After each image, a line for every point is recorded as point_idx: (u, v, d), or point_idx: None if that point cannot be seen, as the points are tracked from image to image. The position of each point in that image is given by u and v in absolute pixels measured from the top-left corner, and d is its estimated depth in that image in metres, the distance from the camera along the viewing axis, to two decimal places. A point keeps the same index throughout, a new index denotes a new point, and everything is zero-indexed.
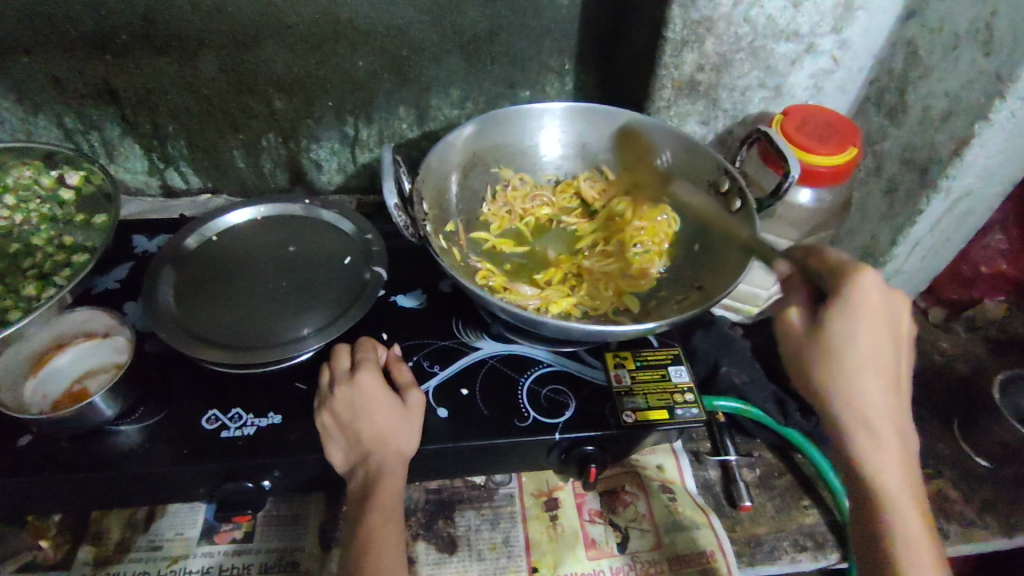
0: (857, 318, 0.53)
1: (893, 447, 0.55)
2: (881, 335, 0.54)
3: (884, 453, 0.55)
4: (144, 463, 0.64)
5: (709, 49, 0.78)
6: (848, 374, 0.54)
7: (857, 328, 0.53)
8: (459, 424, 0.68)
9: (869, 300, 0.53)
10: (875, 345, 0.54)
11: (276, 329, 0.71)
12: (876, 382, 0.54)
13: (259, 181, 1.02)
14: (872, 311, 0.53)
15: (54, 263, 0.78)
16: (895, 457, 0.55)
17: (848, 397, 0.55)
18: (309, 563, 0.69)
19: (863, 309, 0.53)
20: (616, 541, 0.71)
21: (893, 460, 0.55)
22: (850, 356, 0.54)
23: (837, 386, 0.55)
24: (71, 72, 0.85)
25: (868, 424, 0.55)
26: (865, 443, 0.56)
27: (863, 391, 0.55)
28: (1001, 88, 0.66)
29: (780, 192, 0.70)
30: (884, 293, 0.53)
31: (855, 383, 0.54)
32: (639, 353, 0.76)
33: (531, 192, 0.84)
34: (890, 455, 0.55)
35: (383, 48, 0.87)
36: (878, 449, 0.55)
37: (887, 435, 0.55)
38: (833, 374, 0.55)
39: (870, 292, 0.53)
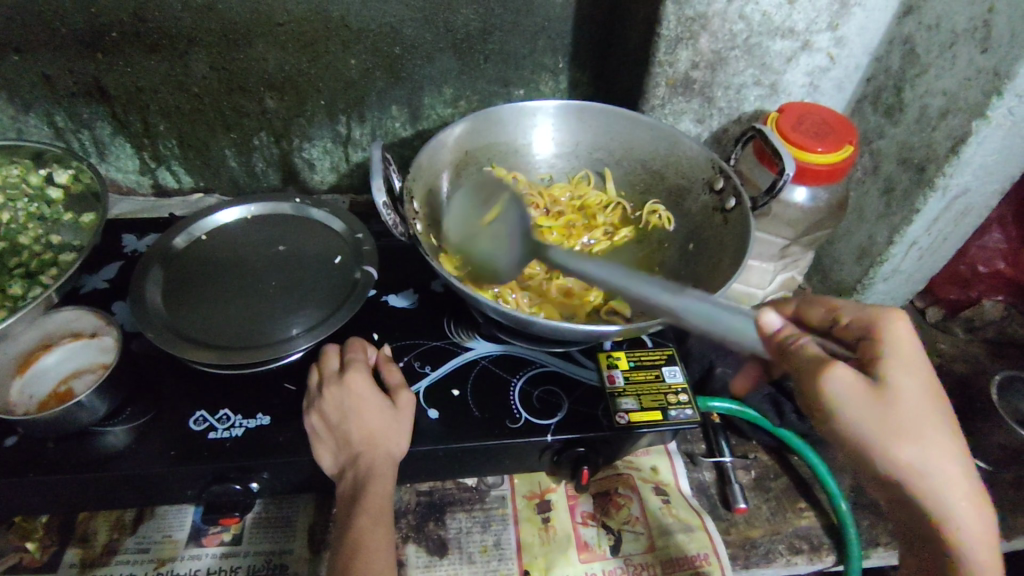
0: (909, 368, 0.47)
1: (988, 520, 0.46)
2: (937, 384, 0.47)
3: (978, 528, 0.46)
4: (129, 465, 0.63)
5: (704, 46, 0.77)
6: (924, 432, 0.45)
7: (911, 376, 0.46)
8: (450, 425, 0.67)
9: (910, 346, 0.48)
10: (936, 395, 0.46)
11: (265, 330, 0.70)
12: (951, 436, 0.46)
13: (251, 180, 1.02)
14: (920, 356, 0.47)
15: (41, 263, 0.78)
16: (987, 528, 0.46)
17: (933, 462, 0.45)
18: (298, 566, 0.68)
19: (909, 356, 0.47)
20: (609, 544, 0.70)
21: (988, 537, 0.46)
22: (919, 411, 0.46)
23: (913, 451, 0.45)
24: (61, 71, 0.84)
25: (951, 490, 0.45)
26: (956, 517, 0.46)
27: (941, 449, 0.45)
28: (999, 85, 0.65)
29: (774, 190, 0.69)
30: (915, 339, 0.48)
31: (930, 443, 0.45)
32: (633, 353, 0.75)
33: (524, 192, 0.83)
34: (982, 530, 0.46)
35: (375, 46, 0.87)
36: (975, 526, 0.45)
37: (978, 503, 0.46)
38: (911, 438, 0.45)
39: (905, 337, 0.48)
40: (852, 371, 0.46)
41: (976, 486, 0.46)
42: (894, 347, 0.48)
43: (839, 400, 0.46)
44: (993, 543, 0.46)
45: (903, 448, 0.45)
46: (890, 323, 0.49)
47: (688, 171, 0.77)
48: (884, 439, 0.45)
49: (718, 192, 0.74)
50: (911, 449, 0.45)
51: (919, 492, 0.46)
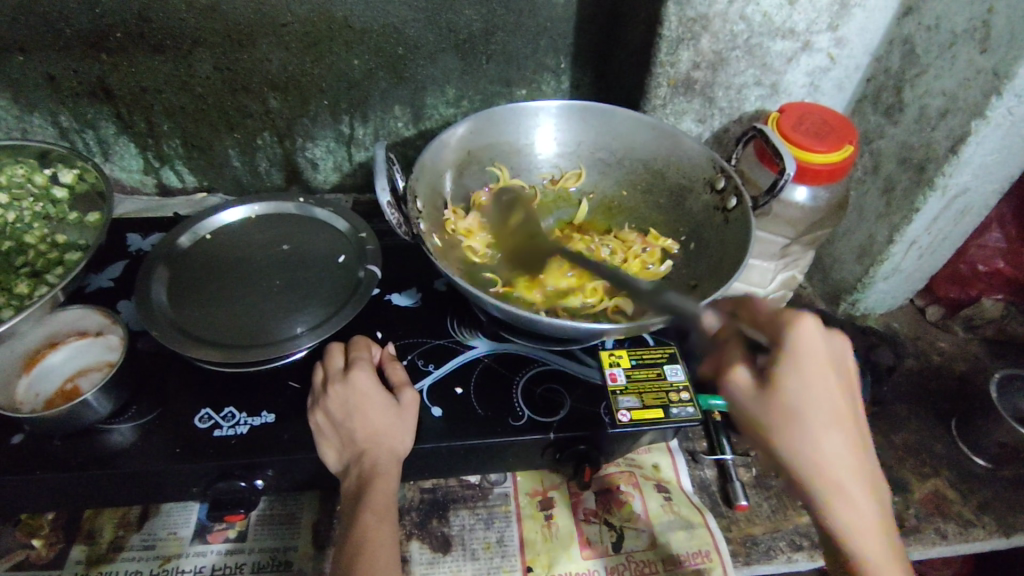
0: (805, 371, 0.50)
1: (869, 509, 0.50)
2: (828, 384, 0.51)
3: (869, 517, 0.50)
4: (135, 463, 0.63)
5: (705, 47, 0.78)
6: (808, 423, 0.50)
7: (808, 377, 0.50)
8: (454, 423, 0.68)
9: (812, 349, 0.51)
10: (827, 393, 0.51)
11: (269, 328, 0.71)
12: (834, 430, 0.50)
13: (255, 180, 1.02)
14: (818, 360, 0.51)
15: (47, 262, 0.78)
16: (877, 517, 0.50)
17: (814, 457, 0.50)
18: (302, 563, 0.69)
19: (809, 359, 0.51)
20: (611, 541, 0.71)
21: (870, 525, 0.50)
22: (803, 406, 0.50)
23: (796, 442, 0.51)
24: (66, 71, 0.85)
25: (838, 477, 0.50)
26: (842, 505, 0.50)
27: (823, 440, 0.50)
28: (998, 85, 0.66)
29: (775, 190, 0.69)
30: (822, 339, 0.51)
31: (809, 438, 0.50)
32: (635, 351, 0.75)
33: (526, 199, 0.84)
34: (870, 518, 0.50)
35: (379, 47, 0.87)
36: (853, 512, 0.50)
37: (861, 496, 0.50)
38: (789, 429, 0.51)
39: (808, 342, 0.51)
40: (748, 372, 0.53)
41: (862, 476, 0.51)
42: (795, 351, 0.51)
43: (735, 399, 0.53)
44: (883, 530, 0.50)
45: (790, 440, 0.51)
46: (795, 323, 0.51)
47: (689, 170, 0.78)
48: (769, 432, 0.52)
49: (719, 193, 0.75)
50: (790, 442, 0.51)
51: (811, 481, 0.51)
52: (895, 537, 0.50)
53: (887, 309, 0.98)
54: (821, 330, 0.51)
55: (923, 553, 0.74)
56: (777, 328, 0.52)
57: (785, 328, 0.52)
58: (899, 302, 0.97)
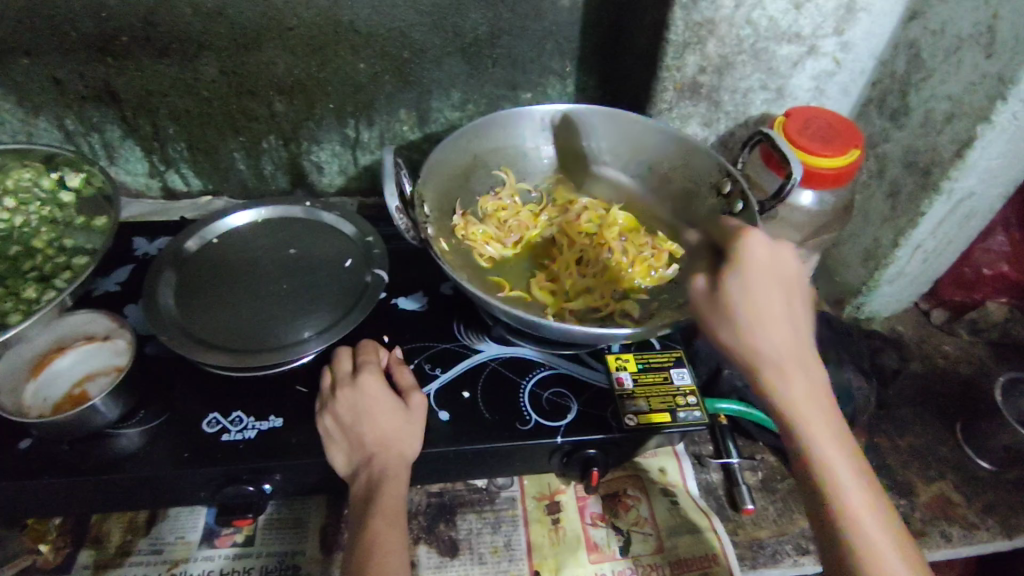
0: (750, 274, 0.52)
1: (813, 406, 0.52)
2: (777, 288, 0.53)
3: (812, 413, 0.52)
4: (144, 467, 0.63)
5: (711, 51, 0.78)
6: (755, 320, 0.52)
7: (753, 279, 0.52)
8: (462, 428, 0.68)
9: (758, 253, 0.53)
10: (774, 291, 0.53)
11: (277, 332, 0.71)
12: (776, 327, 0.53)
13: (260, 183, 1.02)
14: (763, 264, 0.53)
15: (54, 266, 0.78)
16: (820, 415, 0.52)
17: (754, 349, 0.53)
18: (310, 567, 0.69)
19: (755, 264, 0.53)
20: (618, 545, 0.71)
21: (813, 419, 0.52)
22: (752, 306, 0.52)
23: (738, 334, 0.53)
24: (72, 75, 0.85)
25: (782, 369, 0.53)
26: (786, 396, 0.53)
27: (766, 335, 0.52)
28: (1003, 90, 0.66)
29: (782, 194, 0.69)
30: (772, 248, 0.53)
31: (754, 337, 0.53)
32: (641, 355, 0.75)
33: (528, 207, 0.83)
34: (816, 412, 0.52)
35: (384, 50, 0.87)
36: (797, 405, 0.52)
37: (803, 391, 0.52)
38: (730, 323, 0.53)
39: (758, 249, 0.53)
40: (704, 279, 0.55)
41: (805, 370, 0.53)
42: (744, 257, 0.53)
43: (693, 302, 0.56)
44: (829, 425, 0.52)
45: (735, 335, 0.53)
46: (746, 233, 0.54)
47: (695, 174, 0.78)
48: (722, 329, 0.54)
49: (725, 196, 0.75)
50: (734, 335, 0.53)
51: (758, 371, 0.53)
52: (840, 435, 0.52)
53: (892, 313, 0.98)
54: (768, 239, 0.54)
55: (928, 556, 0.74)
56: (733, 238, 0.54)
57: (737, 238, 0.54)
58: (905, 306, 0.97)
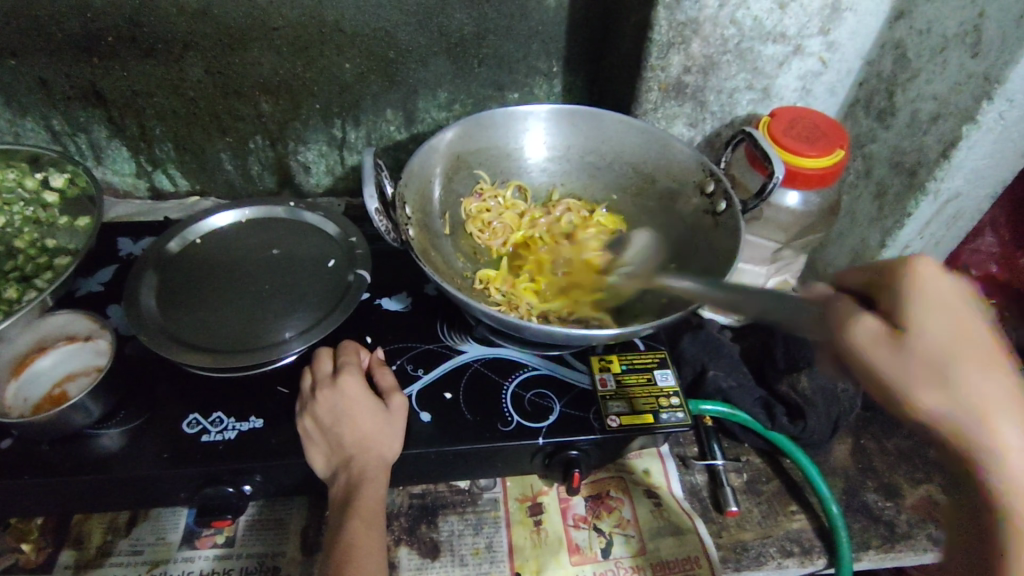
0: (940, 310, 0.42)
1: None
2: (968, 318, 0.42)
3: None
4: (122, 468, 0.63)
5: (695, 51, 0.78)
6: (981, 364, 0.41)
7: (950, 312, 0.41)
8: (443, 429, 0.67)
9: (936, 286, 0.42)
10: (970, 321, 0.42)
11: (258, 333, 0.71)
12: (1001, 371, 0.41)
13: (247, 183, 1.02)
14: (948, 294, 0.42)
15: (37, 266, 0.78)
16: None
17: (975, 406, 0.41)
18: (290, 568, 0.69)
19: (939, 294, 0.42)
20: (600, 547, 0.71)
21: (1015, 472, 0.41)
22: (950, 349, 0.41)
23: (955, 396, 0.41)
24: (58, 75, 0.85)
25: (995, 432, 0.41)
26: (1005, 460, 0.41)
27: (977, 392, 0.41)
28: (989, 90, 0.65)
29: (765, 193, 0.69)
30: (944, 274, 0.43)
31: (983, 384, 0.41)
32: (625, 356, 0.75)
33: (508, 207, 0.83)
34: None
35: (370, 50, 0.87)
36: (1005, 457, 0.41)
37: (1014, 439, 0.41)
38: (967, 379, 0.41)
39: (932, 278, 0.43)
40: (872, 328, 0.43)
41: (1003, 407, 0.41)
42: (931, 290, 0.42)
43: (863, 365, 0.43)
44: None
45: (962, 401, 0.41)
46: (914, 262, 0.44)
47: (679, 175, 0.78)
48: (914, 385, 0.42)
49: (709, 196, 0.75)
50: (955, 398, 0.41)
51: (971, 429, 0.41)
52: None
53: None
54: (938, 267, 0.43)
55: (914, 559, 0.74)
56: (896, 275, 0.44)
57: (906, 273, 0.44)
58: None
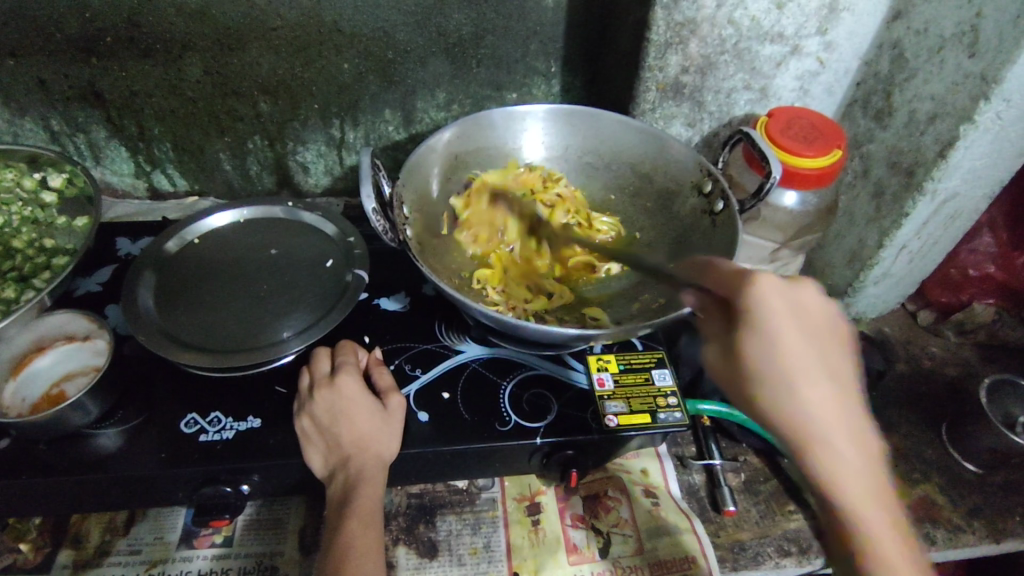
0: (772, 325, 0.49)
1: (849, 458, 0.48)
2: (800, 336, 0.49)
3: (852, 472, 0.48)
4: (120, 468, 0.63)
5: (693, 51, 0.78)
6: (776, 370, 0.49)
7: (785, 323, 0.49)
8: (441, 428, 0.67)
9: (775, 302, 0.50)
10: (800, 338, 0.49)
11: (256, 332, 0.71)
12: (805, 376, 0.49)
13: (246, 183, 1.02)
14: (778, 312, 0.50)
15: (35, 266, 0.78)
16: (867, 468, 0.48)
17: (797, 407, 0.48)
18: (288, 568, 0.69)
19: (770, 313, 0.50)
20: (598, 546, 0.71)
21: (847, 470, 0.48)
22: (764, 359, 0.49)
23: (771, 399, 0.49)
24: (56, 75, 0.85)
25: (817, 432, 0.48)
26: (824, 455, 0.48)
27: (791, 394, 0.49)
28: (986, 90, 0.66)
29: (762, 193, 0.69)
30: (784, 293, 0.50)
31: (792, 393, 0.49)
32: (623, 356, 0.75)
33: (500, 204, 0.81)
34: (854, 466, 0.48)
35: (368, 50, 0.87)
36: (826, 456, 0.48)
37: (839, 442, 0.48)
38: (773, 386, 0.49)
39: (772, 296, 0.50)
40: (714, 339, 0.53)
41: (834, 414, 0.49)
42: (761, 305, 0.50)
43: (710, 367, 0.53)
44: (864, 471, 0.48)
45: (786, 404, 0.49)
46: (758, 280, 0.51)
47: (677, 175, 0.78)
48: (747, 387, 0.50)
49: (707, 195, 0.75)
50: (779, 400, 0.49)
51: (802, 432, 0.48)
52: (874, 481, 0.48)
53: (878, 313, 0.98)
54: (783, 285, 0.51)
55: None
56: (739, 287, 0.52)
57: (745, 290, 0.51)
58: (892, 306, 0.97)
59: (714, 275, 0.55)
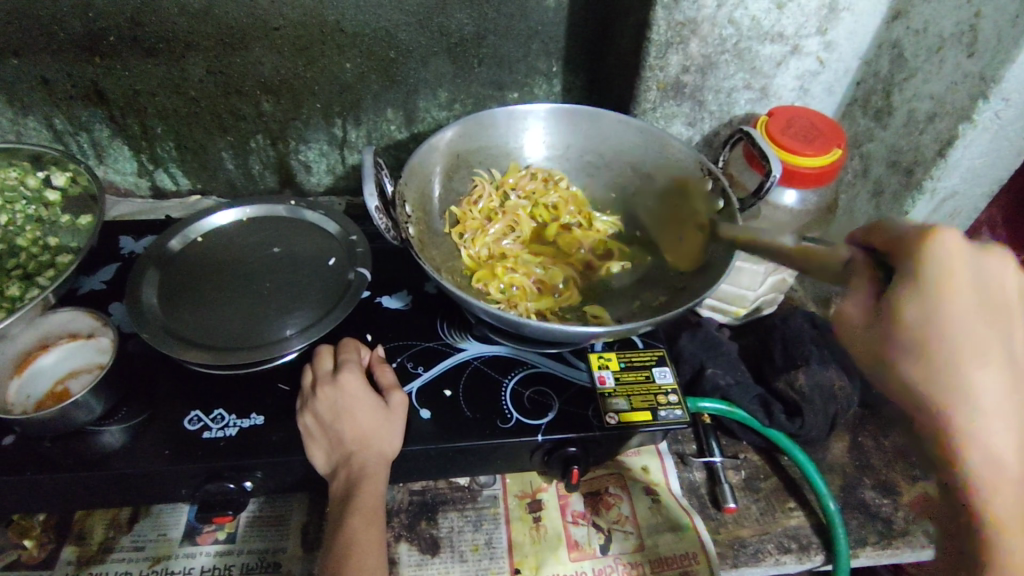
0: (943, 293, 0.42)
1: (1005, 448, 0.42)
2: (974, 308, 0.42)
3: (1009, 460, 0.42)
4: (124, 464, 0.64)
5: (694, 50, 0.78)
6: (945, 344, 0.42)
7: (967, 287, 0.42)
8: (443, 425, 0.68)
9: (955, 266, 0.43)
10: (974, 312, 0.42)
11: (260, 330, 0.71)
12: (976, 350, 0.42)
13: (248, 182, 1.03)
14: (956, 279, 0.42)
15: (39, 264, 0.79)
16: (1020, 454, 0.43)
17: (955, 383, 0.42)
18: (291, 564, 0.69)
19: (945, 278, 0.42)
20: (599, 543, 0.71)
21: (997, 462, 0.43)
22: (927, 328, 0.43)
23: (926, 374, 0.43)
24: (60, 74, 0.85)
25: (974, 416, 0.42)
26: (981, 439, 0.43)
27: (961, 367, 0.42)
28: (985, 89, 0.66)
29: (762, 192, 0.70)
30: (968, 255, 0.43)
31: (964, 372, 0.42)
32: (624, 354, 0.76)
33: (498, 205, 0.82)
34: (1009, 458, 0.42)
35: (370, 50, 0.87)
36: (979, 444, 0.43)
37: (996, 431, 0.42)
38: (936, 359, 0.43)
39: (952, 257, 0.43)
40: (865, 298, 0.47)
41: (1004, 401, 0.42)
42: (948, 265, 0.43)
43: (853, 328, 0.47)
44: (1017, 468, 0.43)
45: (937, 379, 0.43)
46: (939, 237, 0.43)
47: (677, 173, 0.78)
48: (897, 355, 0.44)
49: (707, 194, 0.75)
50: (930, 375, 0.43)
51: (950, 413, 0.43)
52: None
53: None
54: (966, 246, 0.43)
55: (911, 556, 0.74)
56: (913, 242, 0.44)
57: (921, 245, 0.43)
58: None
59: (881, 230, 0.47)
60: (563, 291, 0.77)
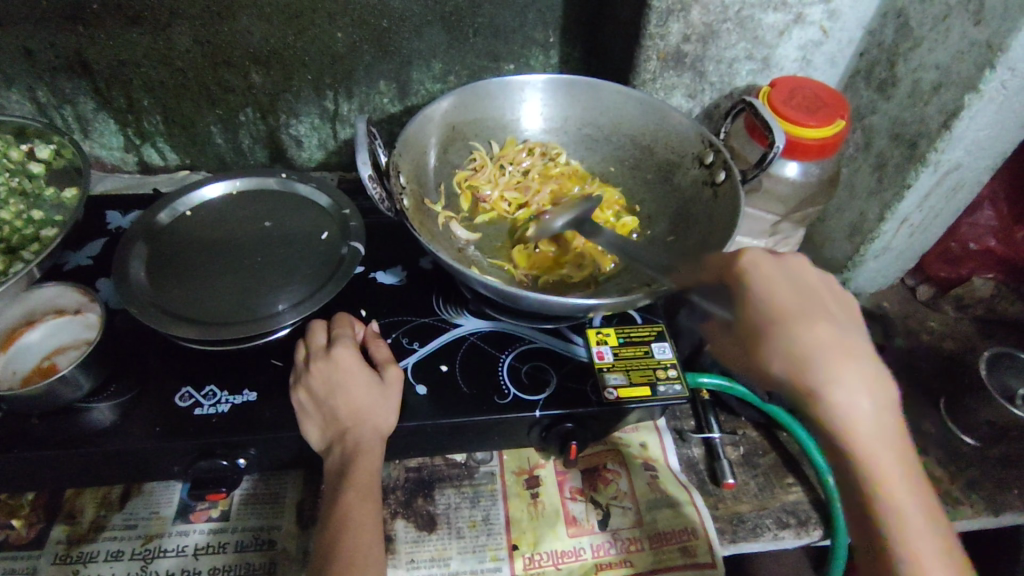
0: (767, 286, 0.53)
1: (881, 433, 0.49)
2: (772, 292, 0.53)
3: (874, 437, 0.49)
4: (114, 442, 0.62)
5: (695, 18, 0.76)
6: (788, 322, 0.51)
7: (764, 289, 0.53)
8: (439, 400, 0.67)
9: (768, 273, 0.54)
10: (777, 293, 0.53)
11: (251, 305, 0.69)
12: (806, 334, 0.50)
13: (239, 157, 1.01)
14: (776, 279, 0.54)
15: (22, 238, 0.76)
16: (889, 434, 0.49)
17: (830, 387, 0.49)
18: (286, 541, 0.68)
19: (765, 279, 0.54)
20: (597, 519, 0.70)
21: (890, 455, 0.49)
22: (765, 305, 0.52)
23: (799, 347, 0.50)
24: (42, 44, 0.83)
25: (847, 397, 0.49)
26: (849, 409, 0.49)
27: (784, 307, 0.52)
28: (991, 58, 0.64)
29: (765, 163, 0.69)
30: (775, 267, 0.55)
31: (798, 333, 0.50)
32: (622, 329, 0.74)
33: (494, 178, 0.81)
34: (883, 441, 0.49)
35: (363, 19, 0.85)
36: (862, 422, 0.49)
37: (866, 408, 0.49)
38: (781, 331, 0.51)
39: (765, 267, 0.55)
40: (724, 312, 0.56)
41: (858, 384, 0.49)
42: (760, 280, 0.54)
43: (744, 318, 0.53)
44: (891, 444, 0.49)
45: (810, 368, 0.49)
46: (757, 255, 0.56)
47: (678, 147, 0.77)
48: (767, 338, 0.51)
49: (708, 167, 0.73)
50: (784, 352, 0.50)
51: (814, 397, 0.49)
52: (910, 458, 0.49)
53: (876, 288, 0.98)
54: (773, 261, 0.55)
55: None
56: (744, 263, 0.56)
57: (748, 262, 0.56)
58: (890, 281, 0.97)
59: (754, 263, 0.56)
60: (584, 266, 0.74)
